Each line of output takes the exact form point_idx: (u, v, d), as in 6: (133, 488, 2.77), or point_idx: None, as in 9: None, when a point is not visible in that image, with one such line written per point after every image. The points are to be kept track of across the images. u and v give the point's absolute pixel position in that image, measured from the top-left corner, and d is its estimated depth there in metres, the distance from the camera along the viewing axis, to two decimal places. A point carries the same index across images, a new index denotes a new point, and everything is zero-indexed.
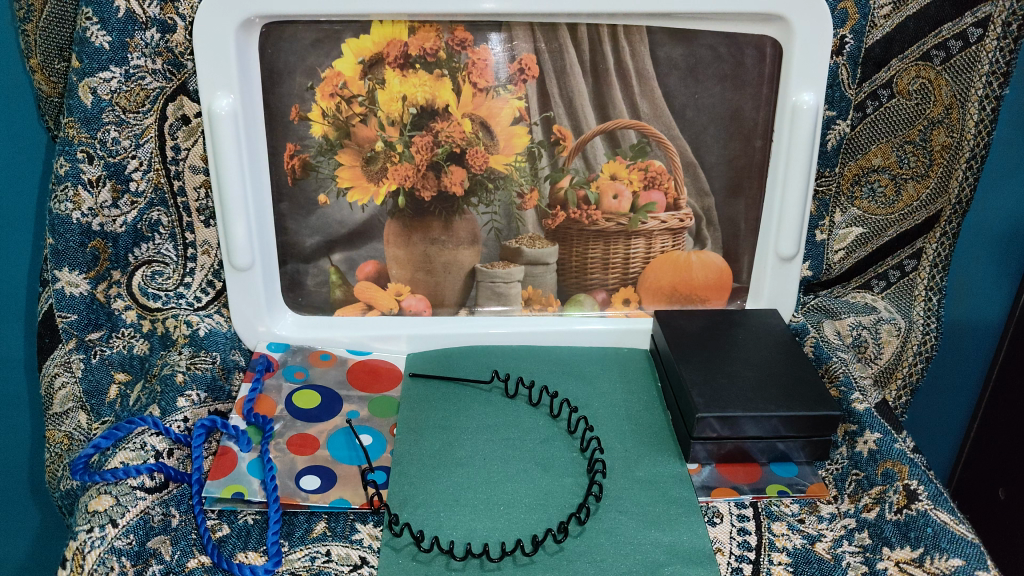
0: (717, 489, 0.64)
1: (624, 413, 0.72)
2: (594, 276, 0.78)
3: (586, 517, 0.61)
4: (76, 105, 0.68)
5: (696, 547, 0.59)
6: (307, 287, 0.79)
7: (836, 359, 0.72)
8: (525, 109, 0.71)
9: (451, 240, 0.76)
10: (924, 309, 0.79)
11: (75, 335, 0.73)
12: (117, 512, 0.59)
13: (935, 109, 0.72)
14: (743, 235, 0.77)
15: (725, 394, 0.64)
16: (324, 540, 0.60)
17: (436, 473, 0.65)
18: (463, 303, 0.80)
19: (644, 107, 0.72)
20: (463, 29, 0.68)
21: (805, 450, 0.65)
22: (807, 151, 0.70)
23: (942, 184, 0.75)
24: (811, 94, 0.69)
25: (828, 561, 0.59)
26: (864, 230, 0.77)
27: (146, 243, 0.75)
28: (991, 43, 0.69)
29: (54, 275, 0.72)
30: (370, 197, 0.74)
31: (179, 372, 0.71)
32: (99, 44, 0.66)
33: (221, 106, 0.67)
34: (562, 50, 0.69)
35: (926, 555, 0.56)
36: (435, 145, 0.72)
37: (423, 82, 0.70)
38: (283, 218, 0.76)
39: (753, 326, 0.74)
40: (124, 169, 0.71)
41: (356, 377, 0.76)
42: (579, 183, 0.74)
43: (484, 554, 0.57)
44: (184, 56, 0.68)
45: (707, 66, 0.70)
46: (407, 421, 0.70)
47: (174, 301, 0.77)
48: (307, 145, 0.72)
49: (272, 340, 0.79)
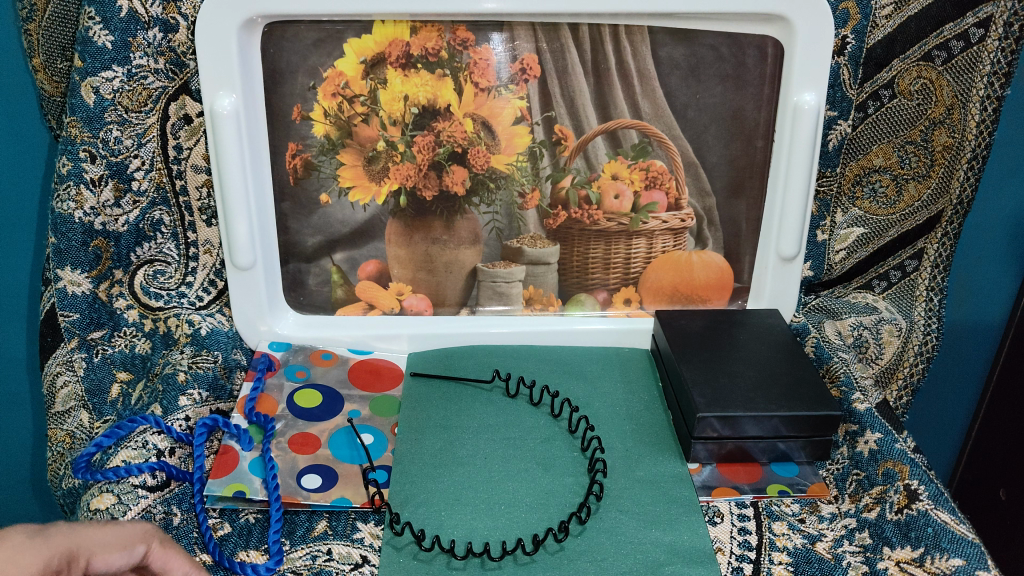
0: (717, 489, 0.64)
1: (625, 413, 0.72)
2: (596, 276, 0.78)
3: (586, 516, 0.61)
4: (78, 104, 0.68)
5: (696, 546, 0.59)
6: (308, 287, 0.79)
7: (836, 360, 0.72)
8: (526, 109, 0.71)
9: (453, 240, 0.76)
10: (925, 308, 0.79)
11: (77, 334, 0.74)
12: (118, 511, 0.60)
13: (936, 109, 0.72)
14: (744, 235, 0.77)
15: (726, 393, 0.64)
16: (324, 539, 0.60)
17: (437, 473, 0.65)
18: (465, 302, 0.80)
19: (645, 107, 0.72)
20: (464, 29, 0.69)
21: (805, 449, 0.65)
22: (808, 151, 0.70)
23: (943, 184, 0.75)
24: (813, 94, 0.69)
25: (829, 561, 0.59)
26: (865, 230, 0.77)
27: (148, 243, 0.75)
28: (992, 43, 0.69)
29: (56, 274, 0.72)
30: (371, 196, 0.75)
31: (180, 372, 0.71)
32: (102, 44, 0.66)
33: (222, 105, 0.67)
34: (564, 50, 0.69)
35: (926, 555, 0.56)
36: (437, 145, 0.73)
37: (425, 82, 0.70)
38: (285, 218, 0.76)
39: (754, 326, 0.74)
40: (126, 169, 0.71)
41: (357, 376, 0.76)
42: (580, 183, 0.74)
43: (484, 553, 0.57)
44: (186, 55, 0.68)
45: (708, 66, 0.70)
46: (408, 421, 0.70)
47: (175, 301, 0.77)
48: (309, 145, 0.73)
49: (273, 339, 0.79)
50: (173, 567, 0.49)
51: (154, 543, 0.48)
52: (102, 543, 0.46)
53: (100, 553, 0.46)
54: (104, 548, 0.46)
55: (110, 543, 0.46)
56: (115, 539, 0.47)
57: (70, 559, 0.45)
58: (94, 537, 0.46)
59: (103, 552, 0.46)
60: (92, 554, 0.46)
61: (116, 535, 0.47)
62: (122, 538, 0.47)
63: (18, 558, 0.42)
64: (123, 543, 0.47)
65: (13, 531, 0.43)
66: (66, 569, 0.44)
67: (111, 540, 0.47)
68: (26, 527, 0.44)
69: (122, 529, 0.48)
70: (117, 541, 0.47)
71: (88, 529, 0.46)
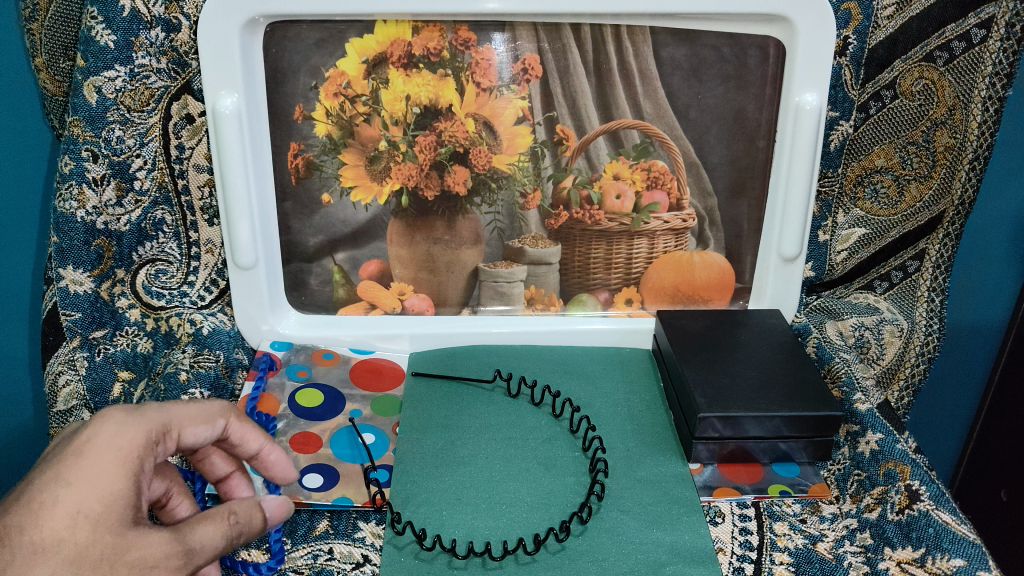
0: (718, 489, 0.64)
1: (626, 413, 0.72)
2: (597, 277, 0.78)
3: (588, 516, 0.61)
4: (81, 104, 0.68)
5: (697, 547, 0.59)
6: (310, 286, 0.79)
7: (839, 360, 0.72)
8: (529, 109, 0.71)
9: (454, 240, 0.76)
10: (926, 310, 0.79)
11: (79, 334, 0.74)
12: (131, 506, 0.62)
13: (938, 110, 0.72)
14: (746, 236, 0.78)
15: (727, 393, 0.64)
16: (326, 538, 0.61)
17: (439, 473, 0.65)
18: (466, 302, 0.80)
19: (647, 107, 0.72)
20: (466, 29, 0.69)
21: (807, 449, 0.65)
22: (810, 152, 0.70)
23: (945, 184, 0.74)
24: (814, 94, 0.69)
25: (831, 561, 0.59)
26: (867, 231, 0.77)
27: (150, 242, 0.75)
28: (994, 44, 0.69)
29: (59, 274, 0.72)
30: (373, 196, 0.75)
31: (182, 371, 0.72)
32: (104, 43, 0.66)
33: (225, 105, 0.67)
34: (565, 50, 0.70)
35: (928, 555, 0.56)
36: (439, 145, 0.73)
37: (427, 82, 0.71)
38: (287, 217, 0.76)
39: (756, 326, 0.74)
40: (129, 168, 0.71)
41: (358, 376, 0.76)
42: (582, 183, 0.74)
43: (486, 553, 0.57)
44: (188, 55, 0.68)
45: (710, 67, 0.70)
46: (409, 421, 0.70)
47: (177, 300, 0.77)
48: (310, 144, 0.73)
49: (275, 339, 0.79)
50: (248, 439, 0.56)
51: (232, 418, 0.55)
52: (188, 417, 0.52)
53: (188, 426, 0.51)
54: (191, 422, 0.52)
55: (194, 417, 0.52)
56: (199, 413, 0.53)
57: (165, 432, 0.49)
58: (181, 412, 0.51)
59: (192, 424, 0.52)
60: (181, 427, 0.51)
61: (198, 411, 0.53)
62: (203, 413, 0.53)
63: (122, 435, 0.46)
64: (207, 417, 0.53)
65: (109, 416, 0.47)
66: (163, 440, 0.49)
67: (196, 415, 0.52)
68: (121, 409, 0.49)
69: (202, 405, 0.54)
70: (200, 416, 0.53)
71: (173, 407, 0.51)
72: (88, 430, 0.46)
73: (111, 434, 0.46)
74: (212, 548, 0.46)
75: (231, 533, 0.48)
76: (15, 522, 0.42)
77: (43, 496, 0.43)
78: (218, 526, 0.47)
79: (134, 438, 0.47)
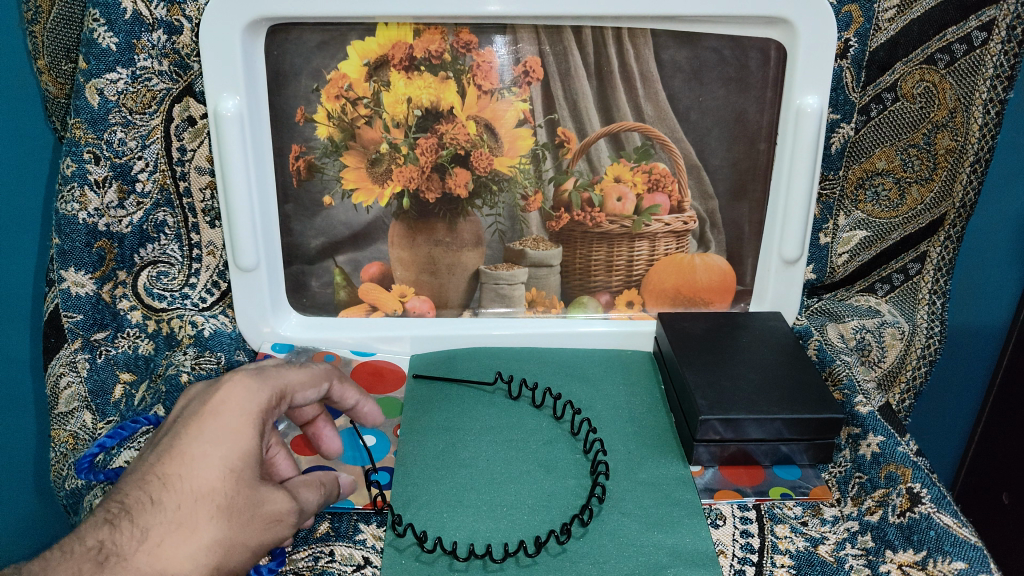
0: (719, 491, 0.64)
1: (627, 415, 0.72)
2: (598, 279, 0.79)
3: (588, 518, 0.61)
4: (83, 106, 0.68)
5: (699, 549, 0.59)
6: (311, 289, 0.80)
7: (839, 363, 0.72)
8: (530, 112, 0.72)
9: (456, 242, 0.77)
10: (927, 312, 0.79)
11: (81, 335, 0.74)
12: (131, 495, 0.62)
13: (939, 113, 0.72)
14: (746, 239, 0.78)
15: (728, 396, 0.64)
16: (328, 540, 0.61)
17: (440, 475, 0.65)
18: (467, 304, 0.80)
19: (648, 110, 0.72)
20: (467, 31, 0.69)
21: (807, 452, 0.65)
22: (811, 154, 0.70)
23: (946, 188, 0.74)
24: (816, 97, 0.69)
25: (831, 564, 0.59)
26: (867, 234, 0.77)
27: (152, 244, 0.76)
28: (995, 47, 0.69)
29: (60, 275, 0.72)
30: (375, 198, 0.75)
31: (184, 372, 0.72)
32: (106, 45, 0.66)
33: (227, 107, 0.67)
34: (567, 53, 0.70)
35: (930, 558, 0.56)
36: (440, 147, 0.73)
37: (429, 85, 0.71)
38: (289, 219, 0.76)
39: (757, 330, 0.74)
40: (131, 170, 0.72)
41: (359, 377, 0.76)
42: (583, 186, 0.74)
43: (487, 555, 0.57)
44: (190, 58, 0.68)
45: (711, 69, 0.70)
46: (411, 423, 0.71)
47: (179, 301, 0.77)
48: (313, 146, 0.73)
49: (276, 340, 0.79)
50: (347, 396, 0.66)
51: (333, 379, 0.64)
52: (300, 381, 0.58)
53: (300, 390, 0.58)
54: (303, 386, 0.59)
55: (305, 381, 0.59)
56: (309, 378, 0.60)
57: (282, 397, 0.56)
58: (294, 377, 0.58)
59: (303, 388, 0.59)
60: (296, 391, 0.58)
61: (308, 374, 0.60)
62: (312, 376, 0.60)
63: (249, 399, 0.53)
64: (315, 381, 0.60)
65: (238, 379, 0.54)
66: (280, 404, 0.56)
67: (306, 379, 0.59)
68: (246, 373, 0.55)
69: (311, 369, 0.61)
70: (310, 380, 0.60)
71: (289, 372, 0.58)
72: (222, 393, 0.53)
73: (241, 398, 0.53)
74: (311, 509, 0.55)
75: (322, 498, 0.57)
76: (173, 470, 0.48)
77: (193, 449, 0.49)
78: (313, 489, 0.56)
79: (260, 401, 0.53)
